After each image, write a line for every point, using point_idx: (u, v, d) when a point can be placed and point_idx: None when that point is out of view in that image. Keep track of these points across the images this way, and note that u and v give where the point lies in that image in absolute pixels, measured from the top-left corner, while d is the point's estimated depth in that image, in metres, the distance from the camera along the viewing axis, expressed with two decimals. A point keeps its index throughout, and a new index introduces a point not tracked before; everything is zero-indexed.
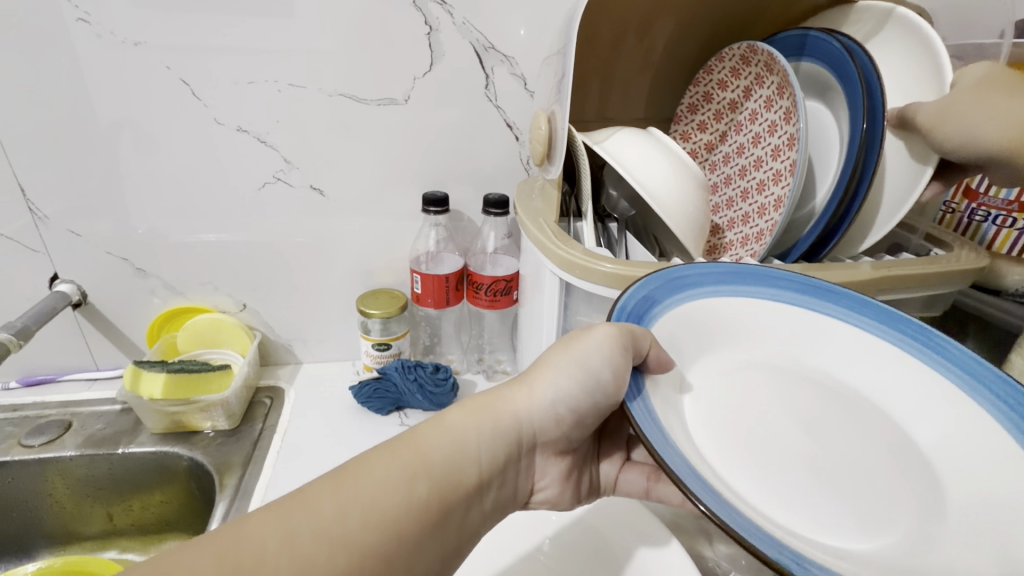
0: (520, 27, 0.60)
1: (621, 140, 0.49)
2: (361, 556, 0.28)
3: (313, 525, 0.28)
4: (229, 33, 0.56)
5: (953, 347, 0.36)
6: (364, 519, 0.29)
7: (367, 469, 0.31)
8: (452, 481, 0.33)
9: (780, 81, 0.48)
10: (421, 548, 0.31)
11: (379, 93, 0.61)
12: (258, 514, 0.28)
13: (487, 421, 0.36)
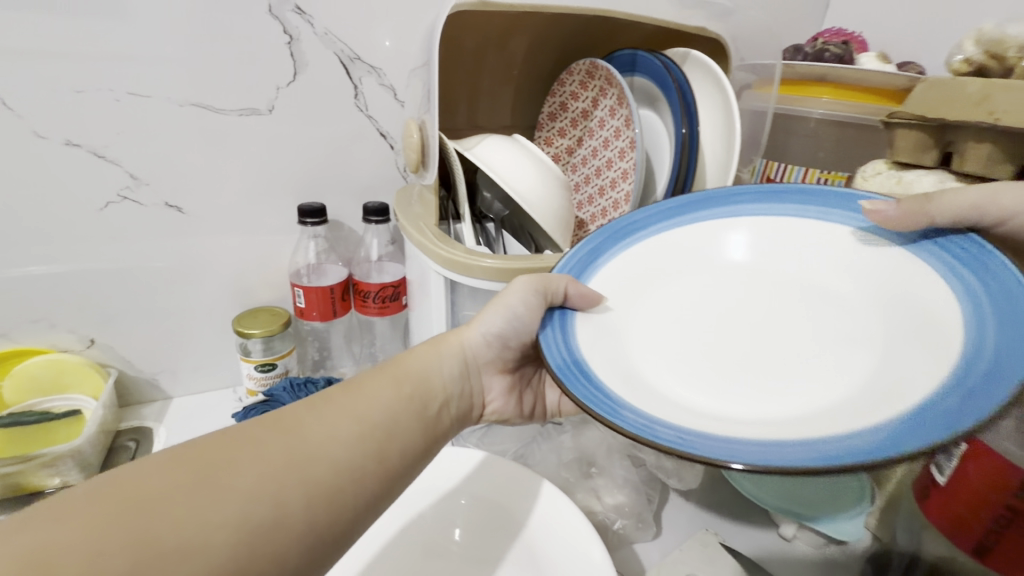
0: (383, 38, 0.61)
1: (489, 146, 0.53)
2: (372, 447, 0.34)
3: (332, 418, 0.33)
4: (47, 36, 0.50)
5: (884, 207, 0.37)
6: (371, 418, 0.35)
7: (362, 384, 0.37)
8: (423, 398, 0.39)
9: (619, 92, 0.56)
10: (417, 443, 0.37)
11: (240, 103, 0.58)
12: (277, 415, 0.33)
13: (444, 351, 0.44)
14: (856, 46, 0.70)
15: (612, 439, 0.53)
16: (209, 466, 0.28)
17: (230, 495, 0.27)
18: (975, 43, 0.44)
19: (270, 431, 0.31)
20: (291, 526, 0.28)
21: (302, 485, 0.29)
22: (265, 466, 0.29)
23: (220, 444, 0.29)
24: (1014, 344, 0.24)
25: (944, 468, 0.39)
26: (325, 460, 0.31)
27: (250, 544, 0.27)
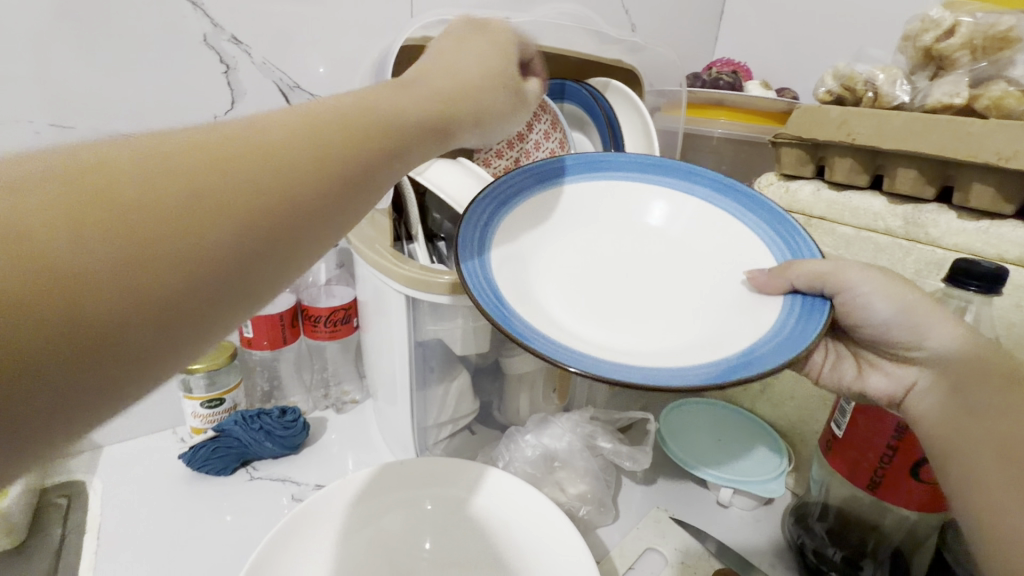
0: (320, 65, 0.63)
1: (439, 169, 0.56)
2: (314, 157, 0.26)
3: (265, 141, 0.25)
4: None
5: (792, 232, 0.45)
6: (315, 146, 0.26)
7: (285, 119, 0.26)
8: (369, 129, 0.29)
9: (552, 118, 0.62)
10: (391, 140, 0.30)
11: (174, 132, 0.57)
12: (186, 138, 0.23)
13: (383, 100, 0.31)
14: (742, 75, 0.81)
15: (574, 433, 0.55)
16: (81, 184, 0.20)
17: (116, 235, 0.20)
18: (833, 78, 0.55)
19: (176, 157, 0.22)
20: (212, 279, 0.22)
21: (223, 237, 0.22)
22: (167, 198, 0.21)
23: (104, 166, 0.21)
24: (783, 347, 0.34)
25: (841, 422, 0.47)
26: (255, 207, 0.23)
27: (153, 303, 0.20)
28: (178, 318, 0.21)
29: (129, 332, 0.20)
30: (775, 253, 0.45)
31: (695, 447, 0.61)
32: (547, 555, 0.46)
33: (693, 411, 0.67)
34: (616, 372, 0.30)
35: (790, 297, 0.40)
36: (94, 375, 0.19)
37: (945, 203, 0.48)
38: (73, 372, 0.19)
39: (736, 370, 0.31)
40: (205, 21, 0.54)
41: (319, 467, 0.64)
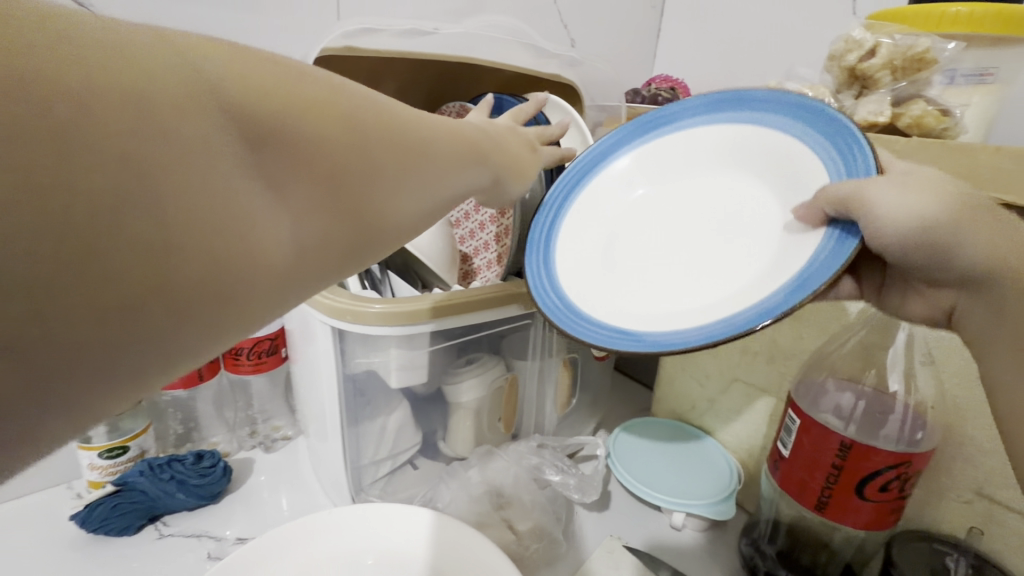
0: None
1: None
2: (432, 136, 0.24)
3: (403, 108, 0.22)
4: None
5: (850, 130, 0.34)
6: (437, 128, 0.24)
7: (413, 127, 0.23)
8: (445, 159, 0.25)
9: None
10: (478, 156, 0.29)
11: None
12: (343, 76, 0.20)
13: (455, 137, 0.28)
14: (680, 92, 0.82)
15: (521, 465, 0.53)
16: (271, 93, 0.17)
17: (303, 176, 0.18)
18: None
19: (343, 92, 0.19)
20: (348, 238, 0.20)
21: (373, 200, 0.20)
22: (340, 140, 0.19)
23: (296, 75, 0.18)
24: (820, 273, 0.30)
25: (788, 441, 0.46)
26: (395, 168, 0.21)
27: (306, 250, 0.18)
28: (310, 273, 0.19)
29: (278, 274, 0.18)
30: (829, 168, 0.35)
31: (646, 470, 0.60)
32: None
33: (644, 431, 0.66)
34: (636, 344, 0.33)
35: (831, 231, 0.32)
36: (224, 326, 0.17)
37: None
38: (210, 318, 0.16)
39: (758, 314, 0.30)
40: (97, 25, 0.49)
41: (242, 517, 0.58)
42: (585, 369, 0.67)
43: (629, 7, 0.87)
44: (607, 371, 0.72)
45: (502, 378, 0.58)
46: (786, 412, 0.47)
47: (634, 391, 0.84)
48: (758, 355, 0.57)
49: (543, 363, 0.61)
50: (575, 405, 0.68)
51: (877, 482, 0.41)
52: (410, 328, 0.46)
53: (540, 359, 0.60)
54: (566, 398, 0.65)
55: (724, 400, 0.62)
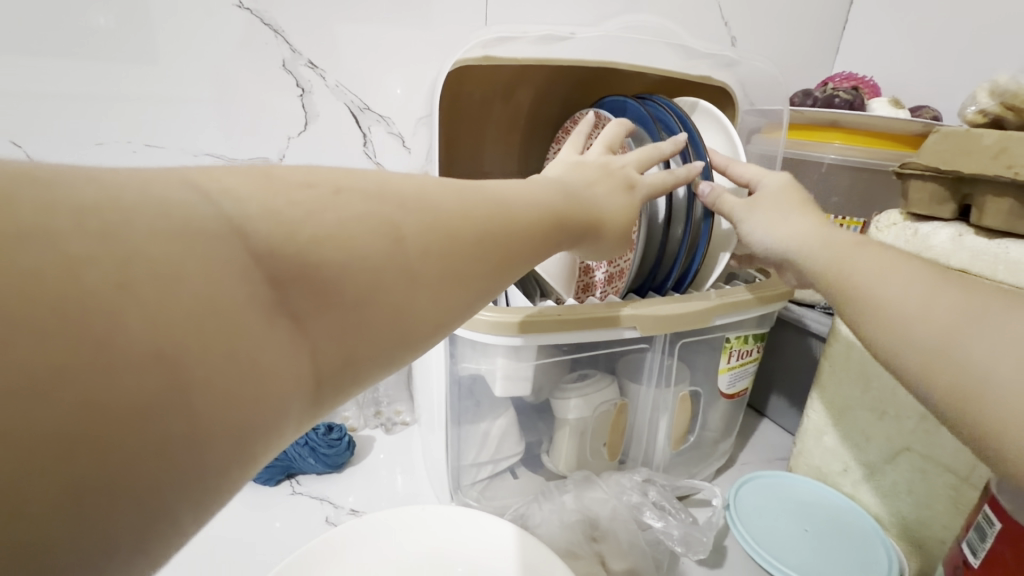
0: (396, 86, 0.62)
1: None
2: (476, 212, 0.25)
3: (445, 201, 0.24)
4: (66, 79, 0.50)
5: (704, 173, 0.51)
6: (487, 209, 0.26)
7: (451, 195, 0.25)
8: (508, 219, 0.26)
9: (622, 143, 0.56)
10: (548, 218, 0.30)
11: (252, 152, 0.60)
12: (378, 182, 0.23)
13: (530, 191, 0.30)
14: (865, 92, 0.71)
15: (619, 500, 0.49)
16: (295, 226, 0.19)
17: (320, 306, 0.19)
18: (989, 94, 0.43)
19: (374, 204, 0.22)
20: (372, 349, 0.21)
21: (400, 307, 0.22)
22: (368, 257, 0.20)
23: (327, 195, 0.21)
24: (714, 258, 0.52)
25: (979, 551, 0.35)
26: (435, 258, 0.23)
27: (327, 373, 0.20)
28: (335, 382, 0.21)
29: (296, 400, 0.19)
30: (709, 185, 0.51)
31: (770, 535, 0.51)
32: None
33: (772, 482, 0.57)
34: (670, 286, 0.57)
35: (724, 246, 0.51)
36: (253, 445, 0.18)
37: None
38: (239, 437, 0.17)
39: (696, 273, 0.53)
40: (287, 48, 0.57)
41: (359, 489, 0.63)
42: (709, 406, 0.60)
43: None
44: (737, 410, 0.64)
45: (612, 402, 0.55)
46: (980, 506, 0.36)
47: (769, 435, 0.74)
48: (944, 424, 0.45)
49: (660, 393, 0.56)
50: (694, 441, 0.62)
51: None
52: (521, 339, 0.45)
53: (657, 387, 0.55)
54: (683, 434, 0.59)
55: (888, 470, 0.50)
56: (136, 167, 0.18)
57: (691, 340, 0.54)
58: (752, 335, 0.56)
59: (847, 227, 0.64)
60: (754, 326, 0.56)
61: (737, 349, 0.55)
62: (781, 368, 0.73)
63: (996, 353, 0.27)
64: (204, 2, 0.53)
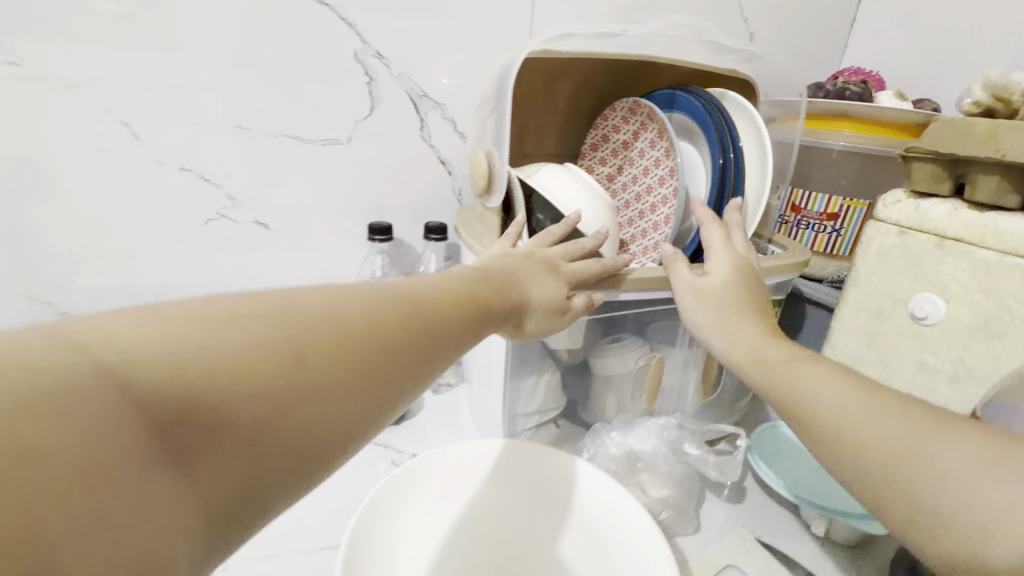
0: (451, 76, 0.69)
1: (545, 172, 0.60)
2: (379, 320, 0.30)
3: (347, 318, 0.29)
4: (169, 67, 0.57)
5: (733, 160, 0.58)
6: (387, 316, 0.30)
7: (362, 313, 0.29)
8: (416, 317, 0.32)
9: (660, 128, 0.62)
10: (450, 315, 0.35)
11: (324, 135, 0.66)
12: (277, 303, 0.27)
13: (435, 292, 0.35)
14: (872, 85, 0.78)
15: (660, 438, 0.56)
16: (182, 373, 0.22)
17: (212, 442, 0.23)
18: (982, 88, 0.50)
19: (266, 332, 0.25)
20: (271, 471, 0.25)
21: (307, 425, 0.26)
22: (262, 388, 0.24)
23: (216, 327, 0.24)
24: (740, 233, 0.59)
25: None
26: (334, 375, 0.27)
27: (220, 504, 0.23)
28: (227, 508, 0.23)
29: (183, 539, 0.22)
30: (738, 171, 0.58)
31: (792, 476, 0.57)
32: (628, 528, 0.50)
33: (784, 434, 0.64)
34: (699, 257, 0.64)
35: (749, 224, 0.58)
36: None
37: None
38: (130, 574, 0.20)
39: None
40: (358, 39, 0.63)
41: (416, 439, 0.70)
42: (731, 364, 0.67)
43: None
44: None
45: (648, 358, 0.62)
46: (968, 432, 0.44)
47: (779, 397, 0.82)
48: (937, 373, 0.53)
49: (691, 352, 0.63)
50: (716, 398, 0.69)
51: None
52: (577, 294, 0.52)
53: (688, 347, 0.63)
54: (709, 388, 0.66)
55: None
56: (35, 328, 0.20)
57: None
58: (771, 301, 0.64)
59: (853, 208, 0.72)
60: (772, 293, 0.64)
61: None
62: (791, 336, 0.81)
63: (957, 474, 0.28)
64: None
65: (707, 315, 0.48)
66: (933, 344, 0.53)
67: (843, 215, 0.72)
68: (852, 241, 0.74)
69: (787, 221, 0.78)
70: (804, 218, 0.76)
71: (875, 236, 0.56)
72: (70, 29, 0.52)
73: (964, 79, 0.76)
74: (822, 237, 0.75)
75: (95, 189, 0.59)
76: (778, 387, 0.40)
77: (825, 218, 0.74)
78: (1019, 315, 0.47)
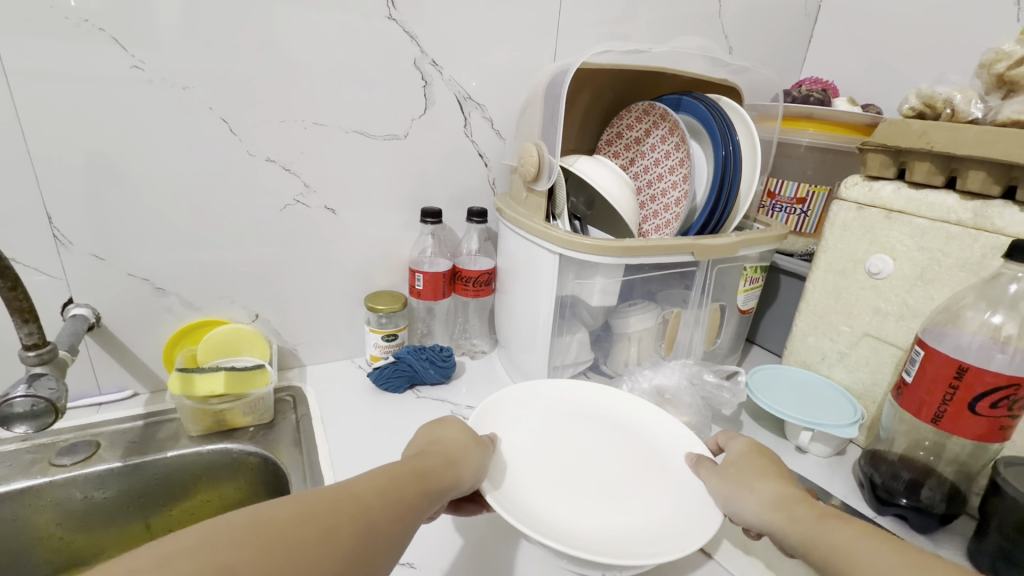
0: (486, 79, 0.80)
1: (582, 162, 0.73)
2: (308, 514, 0.35)
3: (317, 506, 0.36)
4: (263, 70, 0.66)
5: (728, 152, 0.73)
6: (345, 498, 0.37)
7: (331, 502, 0.37)
8: (373, 493, 0.39)
9: (672, 125, 0.75)
10: (408, 490, 0.41)
11: (386, 130, 0.76)
12: (253, 515, 0.33)
13: (387, 472, 0.42)
14: (829, 93, 0.95)
15: (680, 375, 0.72)
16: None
17: None
18: (916, 97, 0.66)
19: (224, 542, 0.31)
20: None
21: None
22: None
23: (201, 550, 0.30)
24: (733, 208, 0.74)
25: (912, 369, 0.59)
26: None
27: None
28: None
29: None
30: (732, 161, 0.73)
31: (780, 399, 0.73)
32: (664, 430, 0.62)
33: (770, 371, 0.80)
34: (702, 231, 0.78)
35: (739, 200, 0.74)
36: None
37: (971, 196, 0.60)
38: None
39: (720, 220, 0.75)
40: (417, 49, 0.74)
41: (466, 395, 0.81)
42: (728, 319, 0.82)
43: (784, 18, 1.00)
44: (743, 328, 0.86)
45: (664, 316, 0.76)
46: (913, 348, 0.60)
47: (759, 352, 0.98)
48: (888, 314, 0.69)
49: (699, 310, 0.77)
50: (714, 350, 0.84)
51: (991, 398, 0.52)
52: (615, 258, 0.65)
53: (698, 305, 0.77)
54: (711, 339, 0.81)
55: (852, 354, 0.74)
56: None
57: (722, 267, 0.76)
58: (758, 266, 0.80)
59: (818, 193, 0.88)
60: (759, 260, 0.79)
61: (750, 276, 0.79)
62: (769, 302, 0.97)
63: None
64: (364, 14, 0.69)
65: (722, 488, 0.49)
66: (884, 293, 0.69)
67: (811, 199, 0.88)
68: (817, 220, 0.90)
69: (765, 206, 0.94)
70: (778, 202, 0.92)
71: (840, 211, 0.72)
72: (186, 38, 0.61)
73: (900, 88, 0.94)
74: (794, 218, 0.91)
75: (192, 179, 0.67)
76: (804, 537, 0.41)
77: (795, 202, 0.90)
78: (945, 264, 0.63)
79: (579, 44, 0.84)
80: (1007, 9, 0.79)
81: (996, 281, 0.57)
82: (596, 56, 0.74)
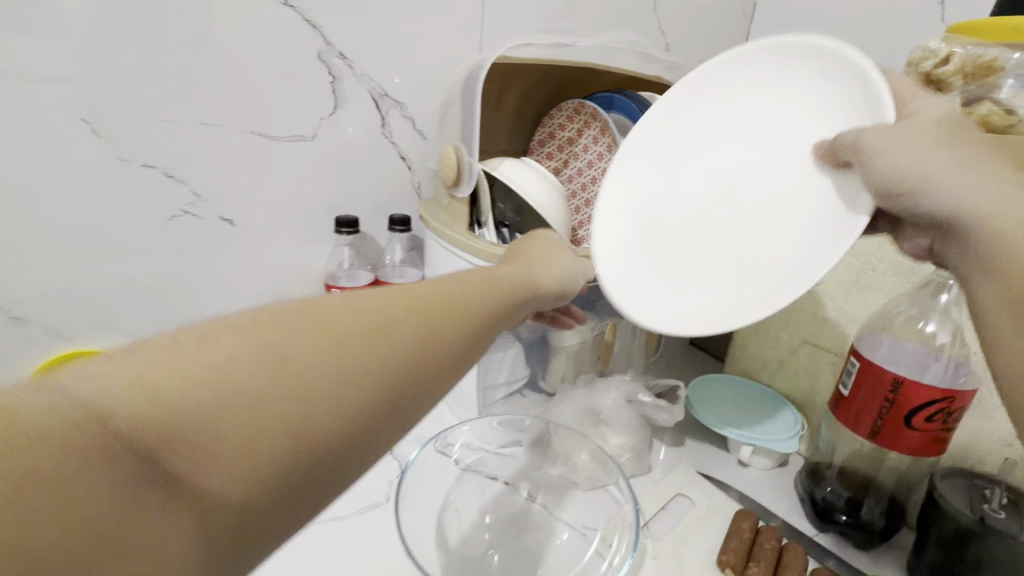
0: (405, 76, 0.73)
1: (506, 165, 0.67)
2: (310, 329, 0.26)
3: (312, 320, 0.27)
4: (132, 61, 0.56)
5: None
6: (362, 309, 0.29)
7: (343, 313, 0.28)
8: (403, 310, 0.30)
9: (603, 126, 0.72)
10: (460, 316, 0.32)
11: (290, 132, 0.68)
12: (235, 327, 0.26)
13: (426, 293, 0.32)
14: None
15: (617, 392, 0.67)
16: (159, 387, 0.22)
17: (194, 468, 0.22)
18: None
19: (186, 355, 0.24)
20: (266, 502, 0.24)
21: (294, 435, 0.24)
22: (222, 409, 0.23)
23: (155, 367, 0.23)
24: None
25: (848, 382, 0.56)
26: (284, 395, 0.24)
27: (210, 547, 0.23)
28: (256, 521, 0.24)
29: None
30: None
31: (718, 412, 0.70)
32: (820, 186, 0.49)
33: (712, 381, 0.77)
34: None
35: None
36: None
37: None
38: None
39: None
40: (322, 40, 0.66)
41: None
42: None
43: (719, 16, 0.98)
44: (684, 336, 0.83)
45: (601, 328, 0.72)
46: (849, 359, 0.57)
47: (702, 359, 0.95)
48: (824, 321, 0.67)
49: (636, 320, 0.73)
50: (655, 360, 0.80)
51: (925, 413, 0.50)
52: None
53: None
54: (651, 350, 0.77)
55: (791, 362, 0.72)
56: None
57: None
58: None
59: None
60: None
61: None
62: None
63: None
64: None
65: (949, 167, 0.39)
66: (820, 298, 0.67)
67: None
68: None
69: None
70: None
71: None
72: (29, 22, 0.51)
73: None
74: None
75: (49, 188, 0.57)
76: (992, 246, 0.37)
77: None
78: (879, 270, 0.61)
79: (506, 38, 0.79)
80: (932, 8, 0.78)
81: (926, 290, 0.56)
82: (518, 50, 0.70)
